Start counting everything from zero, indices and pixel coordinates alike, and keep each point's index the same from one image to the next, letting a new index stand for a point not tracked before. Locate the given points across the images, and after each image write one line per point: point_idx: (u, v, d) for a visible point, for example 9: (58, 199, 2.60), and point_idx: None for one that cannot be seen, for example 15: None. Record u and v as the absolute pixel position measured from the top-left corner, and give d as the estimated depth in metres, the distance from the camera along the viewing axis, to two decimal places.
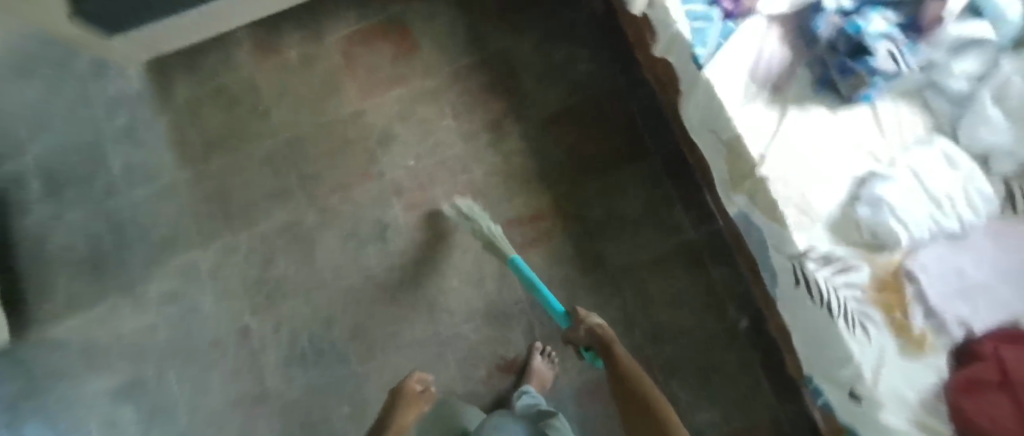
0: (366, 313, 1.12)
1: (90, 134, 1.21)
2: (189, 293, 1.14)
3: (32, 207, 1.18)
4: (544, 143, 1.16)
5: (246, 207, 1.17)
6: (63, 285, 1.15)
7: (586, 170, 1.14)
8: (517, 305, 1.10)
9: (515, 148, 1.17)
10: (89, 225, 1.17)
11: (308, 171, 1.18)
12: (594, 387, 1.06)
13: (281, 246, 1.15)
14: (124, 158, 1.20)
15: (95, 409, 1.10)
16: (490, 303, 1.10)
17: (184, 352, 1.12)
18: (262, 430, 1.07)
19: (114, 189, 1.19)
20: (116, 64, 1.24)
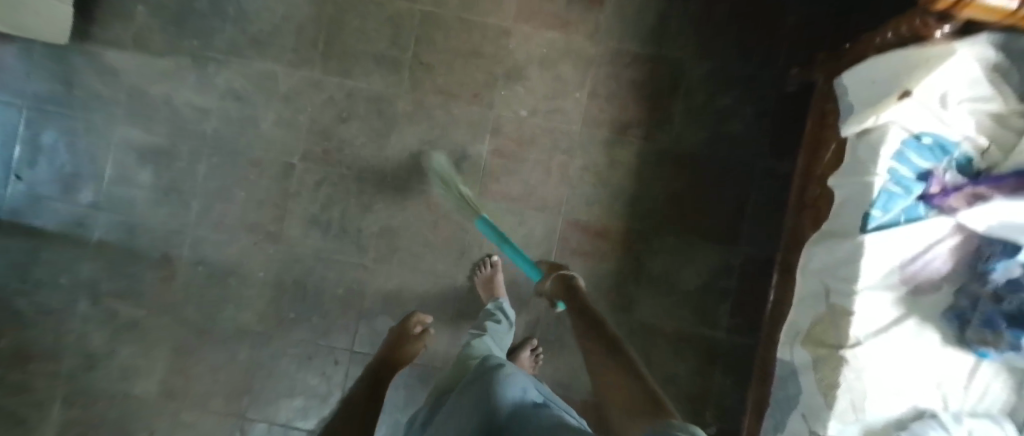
0: (402, 221, 1.08)
1: None
2: (252, 101, 1.07)
3: None
4: (653, 172, 1.09)
5: (350, 55, 1.08)
6: (137, 16, 1.06)
7: (672, 222, 1.09)
8: (536, 298, 1.09)
9: (625, 161, 1.09)
10: None
11: (426, 58, 1.09)
12: None
13: (360, 112, 1.08)
14: None
15: (115, 152, 1.06)
16: (515, 282, 1.09)
17: (219, 153, 1.07)
18: (256, 264, 1.07)
19: None
20: None
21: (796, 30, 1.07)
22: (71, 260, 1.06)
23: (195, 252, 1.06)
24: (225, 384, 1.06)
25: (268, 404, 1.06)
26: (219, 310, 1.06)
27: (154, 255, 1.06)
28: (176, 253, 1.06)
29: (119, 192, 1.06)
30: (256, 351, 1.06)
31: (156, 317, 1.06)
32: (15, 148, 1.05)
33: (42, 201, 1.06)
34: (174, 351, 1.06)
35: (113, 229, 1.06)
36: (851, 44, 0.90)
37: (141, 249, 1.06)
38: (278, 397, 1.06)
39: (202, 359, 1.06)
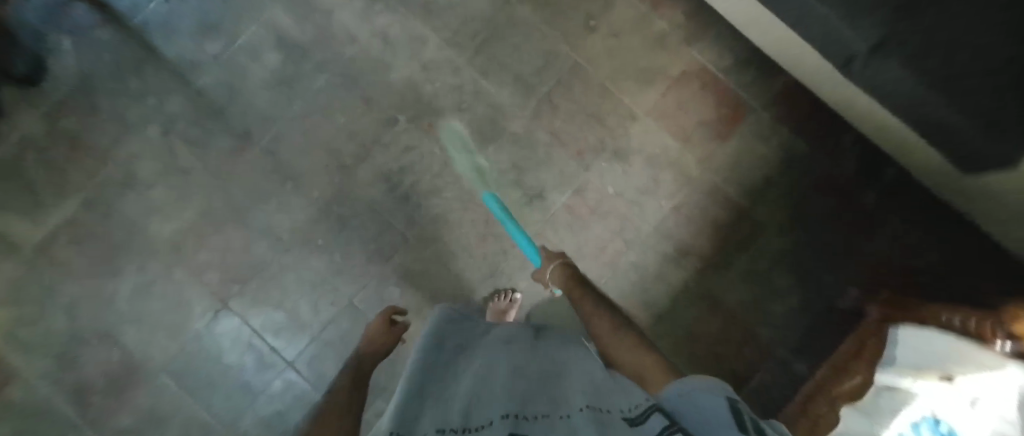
0: (457, 220, 1.12)
1: None
2: (395, 52, 1.13)
3: None
4: (690, 305, 1.13)
5: (496, 61, 1.14)
6: None
7: (683, 356, 1.12)
8: None
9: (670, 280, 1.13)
10: None
11: (555, 99, 1.14)
12: None
13: (477, 110, 1.13)
14: None
15: (258, 26, 1.12)
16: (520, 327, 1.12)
17: (342, 75, 1.12)
18: (316, 183, 1.10)
19: None
20: None
21: (874, 259, 1.12)
22: (165, 90, 1.09)
23: (272, 144, 1.10)
24: (227, 268, 1.08)
25: (253, 305, 1.08)
26: (259, 202, 1.09)
27: (236, 126, 1.10)
28: (254, 136, 1.10)
29: (241, 60, 1.11)
30: (270, 256, 1.09)
31: (204, 178, 1.08)
32: None
33: (175, 31, 1.11)
34: (200, 216, 1.08)
35: (216, 86, 1.10)
36: (917, 301, 0.94)
37: (228, 116, 1.10)
38: (266, 306, 1.08)
39: (219, 235, 1.08)
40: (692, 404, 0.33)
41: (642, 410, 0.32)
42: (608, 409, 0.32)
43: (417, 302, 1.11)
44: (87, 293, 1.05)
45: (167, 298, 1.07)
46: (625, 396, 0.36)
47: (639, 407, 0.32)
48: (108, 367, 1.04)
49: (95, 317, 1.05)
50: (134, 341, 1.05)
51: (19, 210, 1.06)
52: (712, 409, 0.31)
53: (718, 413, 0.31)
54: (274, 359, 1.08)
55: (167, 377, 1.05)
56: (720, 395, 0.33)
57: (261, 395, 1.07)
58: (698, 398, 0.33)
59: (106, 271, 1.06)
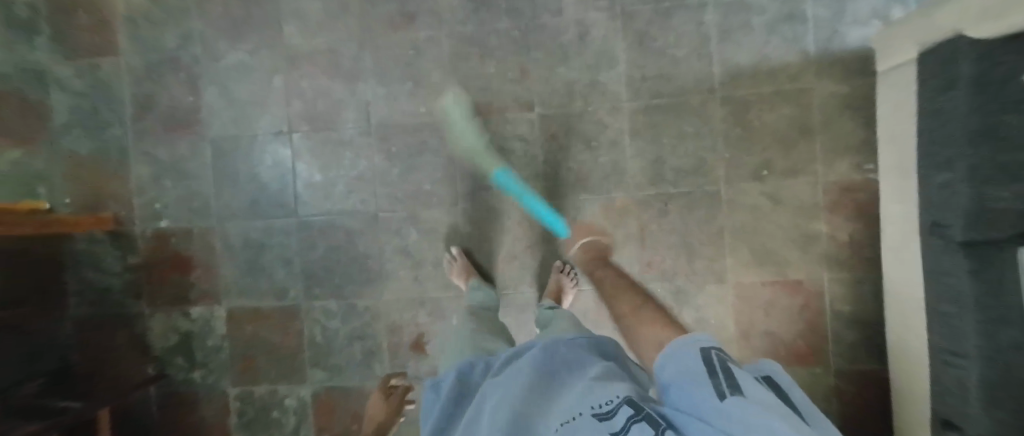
0: (505, 227, 1.09)
1: None
2: (579, 51, 1.04)
3: None
4: None
5: (653, 132, 1.03)
6: None
7: None
8: None
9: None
10: None
11: (670, 206, 1.03)
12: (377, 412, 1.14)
13: (599, 156, 1.05)
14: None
15: None
16: None
17: (521, 34, 1.05)
18: (428, 102, 1.09)
19: None
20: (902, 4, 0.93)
21: None
22: None
23: (424, 42, 1.07)
24: (312, 106, 1.10)
25: (304, 150, 1.10)
26: (375, 79, 1.09)
27: (410, 3, 1.07)
28: (415, 23, 1.07)
29: None
30: (350, 125, 1.10)
31: (353, 24, 1.08)
32: None
33: None
34: (327, 50, 1.08)
35: None
36: None
37: None
38: (316, 159, 1.10)
39: (327, 78, 1.09)
40: (675, 359, 0.42)
41: (612, 404, 0.38)
42: (581, 412, 0.39)
43: (421, 257, 1.11)
44: (204, 35, 1.09)
45: (255, 89, 1.10)
46: (598, 393, 0.41)
47: (617, 395, 0.39)
48: (178, 103, 1.10)
49: (197, 58, 1.10)
50: (208, 100, 1.10)
51: None
52: (688, 368, 0.39)
53: (694, 369, 0.38)
54: (289, 203, 1.11)
55: (210, 146, 1.11)
56: (697, 353, 0.40)
57: (258, 219, 1.11)
58: (682, 358, 0.41)
59: (230, 31, 1.09)
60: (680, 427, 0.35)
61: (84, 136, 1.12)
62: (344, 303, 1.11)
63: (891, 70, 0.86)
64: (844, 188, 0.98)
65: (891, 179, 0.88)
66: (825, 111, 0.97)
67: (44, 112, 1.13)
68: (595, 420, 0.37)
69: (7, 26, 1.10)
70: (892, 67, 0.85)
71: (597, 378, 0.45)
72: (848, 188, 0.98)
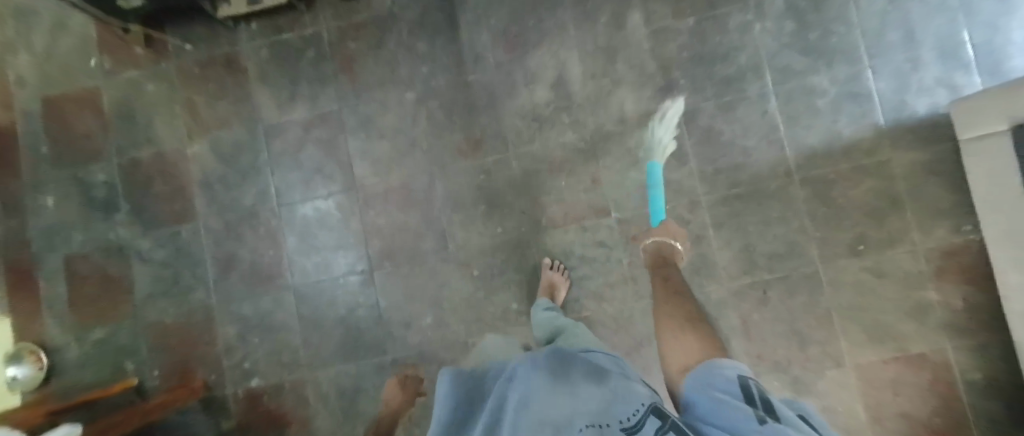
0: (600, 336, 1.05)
1: (871, 36, 0.97)
2: (648, 150, 1.03)
3: None
4: None
5: (737, 220, 1.00)
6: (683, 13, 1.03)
7: None
8: None
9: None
10: (751, 42, 1.01)
11: (769, 292, 0.99)
12: None
13: (687, 251, 1.02)
14: (827, 79, 0.98)
15: (549, 53, 1.06)
16: None
17: (588, 144, 1.06)
18: (504, 222, 1.09)
19: (787, 70, 0.99)
20: (971, 69, 0.93)
21: None
22: (442, 64, 1.09)
23: (493, 165, 1.09)
24: (391, 240, 1.11)
25: (387, 287, 1.10)
26: (449, 206, 1.10)
27: (474, 131, 1.09)
28: (483, 149, 1.09)
29: (515, 77, 1.07)
30: (429, 254, 1.10)
31: (422, 157, 1.10)
32: None
33: (481, 21, 1.08)
34: (400, 184, 1.11)
35: (483, 87, 1.08)
36: None
37: (473, 118, 1.09)
38: (400, 292, 1.10)
39: (402, 213, 1.11)
40: (714, 376, 0.42)
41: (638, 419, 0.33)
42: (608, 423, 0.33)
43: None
44: (277, 190, 1.12)
45: (334, 232, 1.11)
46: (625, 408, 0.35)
47: (641, 408, 0.36)
48: (258, 257, 1.11)
49: (272, 212, 1.12)
50: (288, 248, 1.11)
51: (276, 89, 1.12)
52: (723, 391, 0.38)
53: (729, 393, 0.37)
54: (377, 341, 1.09)
55: (293, 295, 1.11)
56: (737, 380, 0.40)
57: (348, 362, 1.09)
58: (714, 383, 0.40)
59: (302, 182, 1.11)
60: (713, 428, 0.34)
61: (163, 304, 1.11)
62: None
63: (975, 139, 0.84)
64: (947, 253, 0.94)
65: (999, 245, 0.85)
66: (910, 179, 0.95)
67: (126, 284, 1.12)
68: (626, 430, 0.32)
69: (91, 205, 1.13)
70: (976, 137, 0.84)
71: (609, 397, 0.37)
72: (954, 253, 0.94)
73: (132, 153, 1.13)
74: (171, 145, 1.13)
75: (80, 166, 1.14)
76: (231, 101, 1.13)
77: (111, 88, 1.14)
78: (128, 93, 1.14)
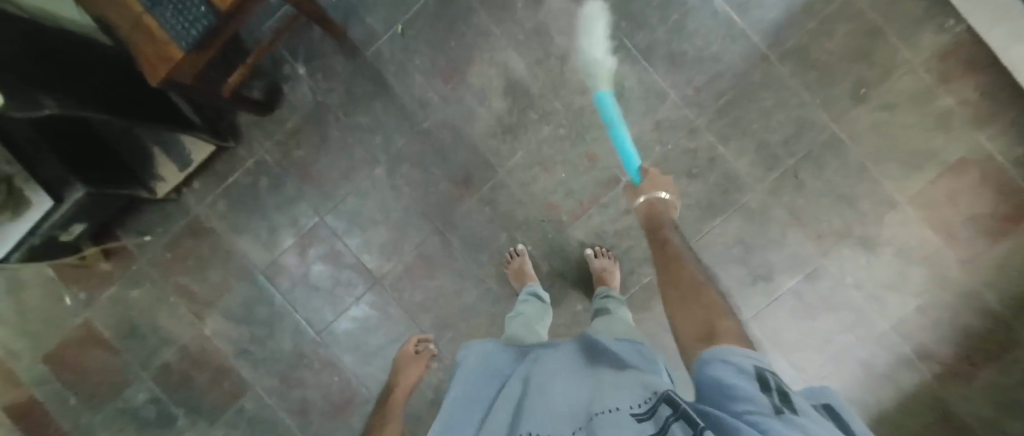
0: None
1: None
2: (627, 104, 0.99)
3: None
4: (920, 415, 0.99)
5: (740, 125, 0.97)
6: None
7: None
8: None
9: (908, 395, 0.99)
10: None
11: (802, 174, 0.97)
12: None
13: (708, 176, 0.99)
14: None
15: (486, 64, 1.01)
16: None
17: (567, 128, 1.01)
18: (528, 239, 1.04)
19: None
20: None
21: None
22: (392, 126, 1.04)
23: (490, 193, 1.04)
24: (435, 311, 1.08)
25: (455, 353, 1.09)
26: (469, 251, 1.06)
27: (456, 171, 1.04)
28: (473, 183, 1.04)
29: (468, 102, 1.02)
30: (477, 306, 1.07)
31: (421, 221, 1.06)
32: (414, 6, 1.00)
33: (406, 67, 1.02)
34: (415, 257, 1.07)
35: (442, 127, 1.03)
36: None
37: (448, 161, 1.04)
38: None
39: (430, 281, 1.07)
40: (726, 359, 0.35)
41: (648, 405, 0.32)
42: (617, 408, 0.33)
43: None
44: (308, 322, 1.09)
45: (382, 332, 1.08)
46: (634, 393, 0.35)
47: (651, 396, 0.34)
48: (327, 391, 1.09)
49: (316, 343, 1.09)
50: (349, 368, 1.08)
51: (253, 232, 1.07)
52: (735, 377, 0.32)
53: (742, 379, 0.32)
54: None
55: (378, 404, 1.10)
56: (749, 364, 0.33)
57: None
58: (726, 368, 0.34)
59: (327, 303, 1.08)
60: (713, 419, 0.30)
61: None
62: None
63: None
64: (946, 54, 0.92)
65: (997, 22, 0.83)
66: (880, 4, 0.92)
67: None
68: (632, 420, 0.31)
69: (149, 427, 1.10)
70: None
71: (603, 387, 0.38)
72: (954, 51, 0.92)
73: (158, 360, 1.10)
74: (188, 334, 1.09)
75: (119, 397, 1.11)
76: (218, 265, 1.08)
77: (100, 314, 1.09)
78: (118, 309, 1.09)
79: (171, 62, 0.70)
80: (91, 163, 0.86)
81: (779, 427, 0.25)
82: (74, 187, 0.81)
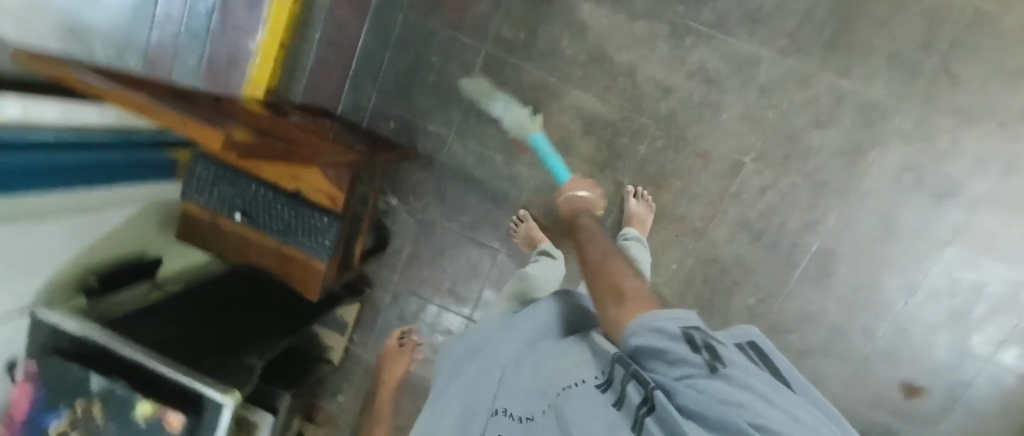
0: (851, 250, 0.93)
1: None
2: (720, 86, 0.90)
3: None
4: None
5: (858, 50, 0.85)
6: None
7: None
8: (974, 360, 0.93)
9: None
10: None
11: (955, 68, 0.83)
12: None
13: (844, 118, 0.88)
14: None
15: (557, 115, 0.97)
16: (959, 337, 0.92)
17: (667, 137, 0.95)
18: (674, 257, 1.00)
19: None
20: None
21: None
22: (495, 211, 1.04)
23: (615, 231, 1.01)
24: None
25: None
26: None
27: (573, 225, 1.02)
28: None
29: (555, 158, 0.99)
30: None
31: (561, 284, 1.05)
32: (467, 96, 0.98)
33: (484, 153, 1.01)
34: None
35: (541, 191, 1.01)
36: None
37: (561, 219, 1.02)
38: None
39: None
40: (647, 321, 0.32)
41: (608, 373, 0.35)
42: (581, 382, 0.36)
43: (823, 351, 0.98)
44: None
45: None
46: (592, 363, 0.38)
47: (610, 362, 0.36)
48: None
49: None
50: None
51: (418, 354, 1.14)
52: (662, 340, 0.30)
53: (670, 341, 0.30)
54: None
55: None
56: (672, 324, 0.31)
57: None
58: (650, 332, 0.31)
59: None
60: (658, 389, 0.29)
61: None
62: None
63: None
64: None
65: None
66: None
67: None
68: (596, 393, 0.34)
69: None
70: None
71: (571, 358, 0.41)
72: None
73: None
74: None
75: None
76: (407, 391, 1.18)
77: None
78: None
79: (317, 272, 0.75)
80: (278, 369, 0.95)
81: (726, 390, 0.24)
82: (281, 394, 0.87)
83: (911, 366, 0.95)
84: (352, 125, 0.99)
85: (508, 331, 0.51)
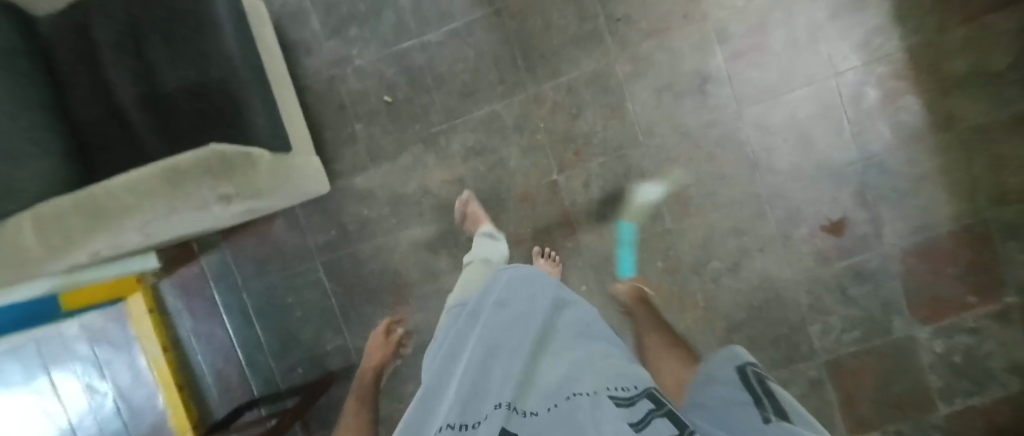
0: (684, 170, 0.98)
1: None
2: (493, 148, 1.02)
3: (319, 46, 1.03)
4: None
5: (549, 55, 0.99)
6: (363, 134, 1.04)
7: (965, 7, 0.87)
8: (851, 167, 0.93)
9: None
10: (384, 67, 1.02)
11: (620, 12, 0.96)
12: (937, 252, 0.93)
13: (587, 97, 0.98)
14: None
15: (408, 258, 1.06)
16: (819, 163, 0.94)
17: (489, 207, 1.03)
18: (577, 282, 1.03)
19: (404, 27, 1.01)
20: None
21: None
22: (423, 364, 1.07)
23: None
24: None
25: None
26: None
27: None
28: None
29: (430, 288, 1.06)
30: None
31: None
32: (334, 301, 1.07)
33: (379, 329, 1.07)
34: None
35: None
36: None
37: None
38: None
39: None
40: (711, 375, 0.38)
41: (635, 387, 0.28)
42: (599, 389, 0.27)
43: (747, 254, 0.98)
44: None
45: None
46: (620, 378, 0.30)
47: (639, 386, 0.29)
48: None
49: None
50: None
51: None
52: (724, 390, 0.34)
53: (730, 391, 0.33)
54: None
55: None
56: (731, 368, 0.36)
57: None
58: (716, 382, 0.36)
59: None
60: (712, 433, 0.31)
61: None
62: (821, 321, 0.98)
63: None
64: None
65: None
66: None
67: None
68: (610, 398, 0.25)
69: None
70: None
71: (606, 367, 0.32)
72: None
73: None
74: None
75: None
76: None
77: None
78: None
79: None
80: None
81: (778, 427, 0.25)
82: None
83: (817, 209, 0.95)
84: (272, 398, 1.03)
85: (510, 326, 0.41)
